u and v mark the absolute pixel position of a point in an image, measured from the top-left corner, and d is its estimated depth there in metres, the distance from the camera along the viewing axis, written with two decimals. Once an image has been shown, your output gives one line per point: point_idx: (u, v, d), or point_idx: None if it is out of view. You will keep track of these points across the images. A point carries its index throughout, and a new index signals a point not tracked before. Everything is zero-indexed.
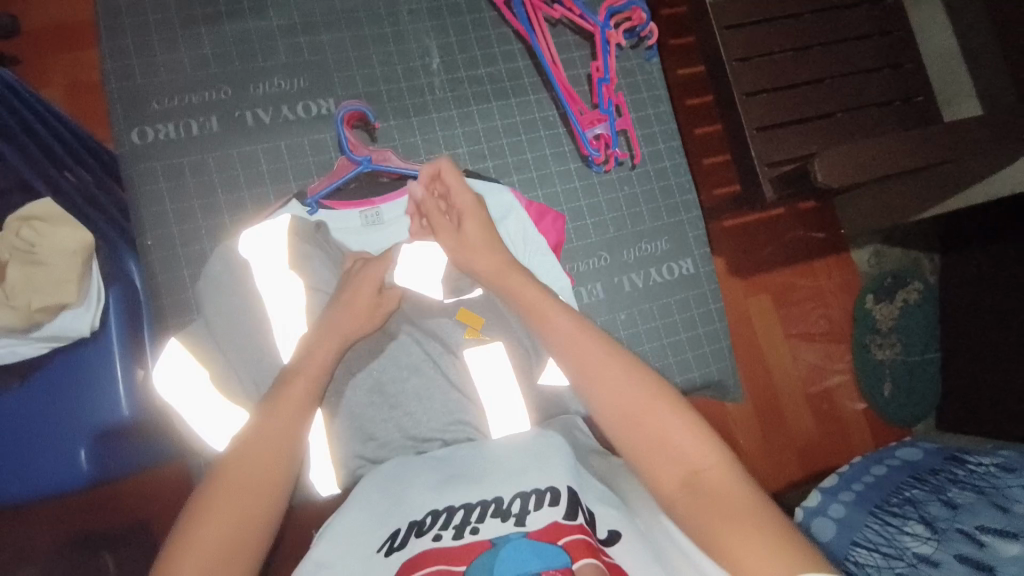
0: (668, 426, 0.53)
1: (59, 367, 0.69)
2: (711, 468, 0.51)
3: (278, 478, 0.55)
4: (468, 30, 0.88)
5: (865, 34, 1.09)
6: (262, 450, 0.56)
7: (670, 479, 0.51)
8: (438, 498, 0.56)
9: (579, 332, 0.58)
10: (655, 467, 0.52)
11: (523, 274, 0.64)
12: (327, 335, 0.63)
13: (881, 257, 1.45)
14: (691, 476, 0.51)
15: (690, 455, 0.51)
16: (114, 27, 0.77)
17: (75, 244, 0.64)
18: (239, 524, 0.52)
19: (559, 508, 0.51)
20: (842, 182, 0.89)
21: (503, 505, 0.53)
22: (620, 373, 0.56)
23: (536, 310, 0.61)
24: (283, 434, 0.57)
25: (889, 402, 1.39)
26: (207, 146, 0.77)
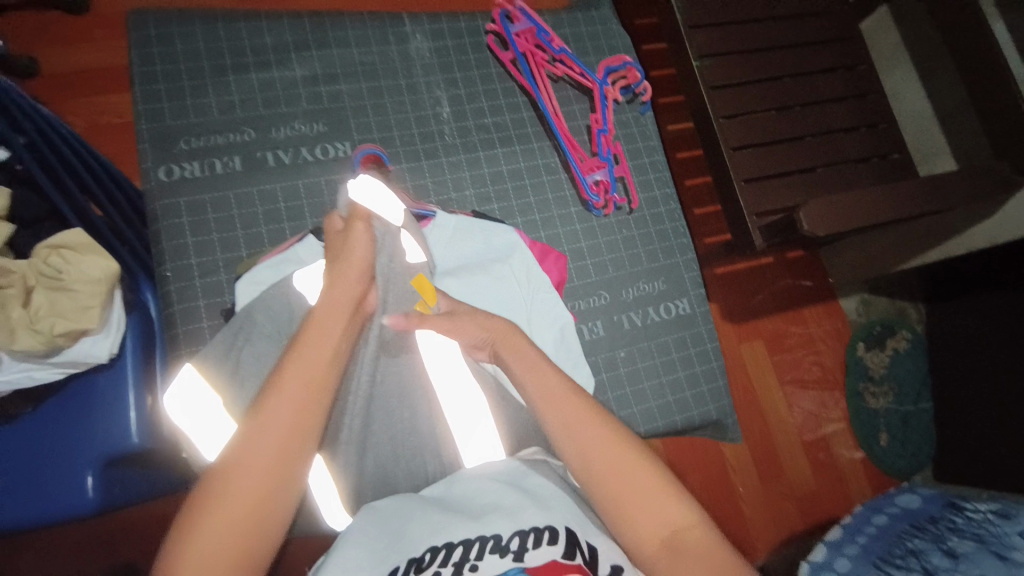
0: (648, 488, 0.54)
1: (73, 394, 0.70)
2: (692, 528, 0.53)
3: (285, 477, 0.53)
4: (476, 83, 0.95)
5: (843, 96, 1.18)
6: (265, 450, 0.52)
7: (652, 539, 0.52)
8: (437, 532, 0.52)
9: (572, 399, 0.59)
10: (638, 528, 0.53)
11: (524, 343, 0.65)
12: (321, 328, 0.60)
13: (868, 306, 1.50)
14: (672, 536, 0.52)
15: (670, 515, 0.53)
16: (147, 72, 0.83)
17: (102, 272, 0.66)
18: (249, 528, 0.50)
19: (558, 546, 0.50)
20: (827, 230, 0.94)
21: (502, 541, 0.50)
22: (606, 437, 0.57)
23: (532, 374, 0.61)
24: (289, 433, 0.54)
25: (885, 452, 1.40)
26: (227, 184, 0.81)
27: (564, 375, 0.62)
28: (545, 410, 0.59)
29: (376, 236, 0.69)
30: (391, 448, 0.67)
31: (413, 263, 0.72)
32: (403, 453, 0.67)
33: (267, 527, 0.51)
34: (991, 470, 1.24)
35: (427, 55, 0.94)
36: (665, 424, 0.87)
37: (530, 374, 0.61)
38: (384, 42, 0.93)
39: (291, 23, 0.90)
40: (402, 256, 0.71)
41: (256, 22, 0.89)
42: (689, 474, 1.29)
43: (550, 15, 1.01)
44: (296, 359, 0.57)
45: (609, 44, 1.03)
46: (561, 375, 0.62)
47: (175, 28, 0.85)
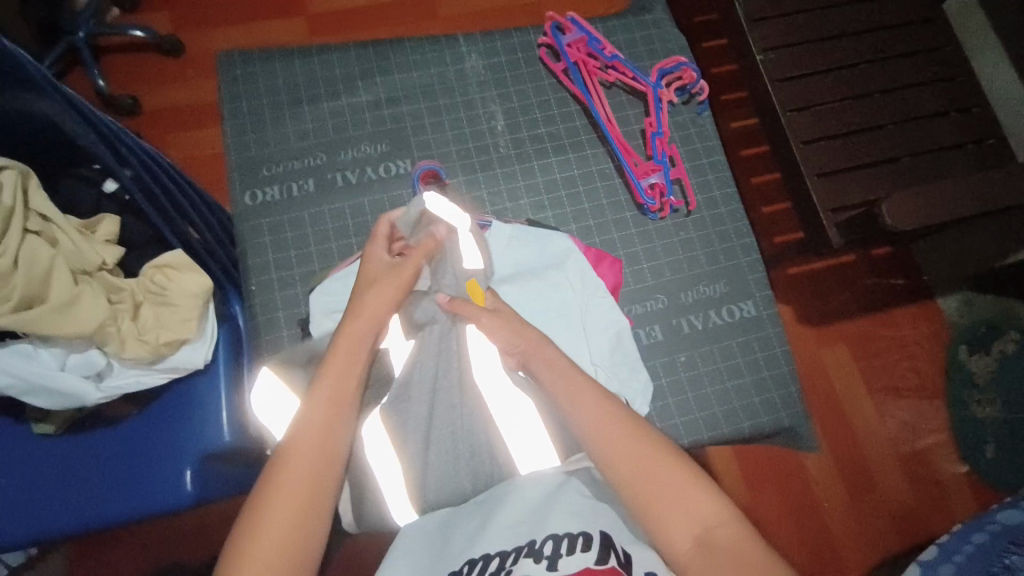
0: (679, 486, 0.53)
1: (174, 397, 0.79)
2: (725, 526, 0.51)
3: (320, 480, 0.56)
4: (530, 96, 0.97)
5: (928, 80, 1.09)
6: (302, 452, 0.57)
7: (684, 538, 0.50)
8: (473, 544, 0.53)
9: (593, 399, 0.59)
10: (671, 528, 0.51)
11: (552, 351, 0.66)
12: (342, 344, 0.64)
13: (971, 305, 1.35)
14: (705, 534, 0.50)
15: (703, 513, 0.51)
16: (235, 108, 0.92)
17: (197, 287, 0.75)
18: (291, 527, 0.53)
19: (591, 552, 0.49)
20: (915, 224, 0.86)
21: (535, 546, 0.50)
22: (634, 436, 0.56)
23: (561, 378, 0.62)
24: (320, 436, 0.58)
25: (993, 466, 1.26)
26: (302, 205, 0.88)
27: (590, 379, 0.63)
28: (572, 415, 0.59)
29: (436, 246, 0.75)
30: (451, 444, 0.68)
31: (470, 268, 0.76)
32: (461, 450, 0.68)
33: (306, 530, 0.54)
34: None
35: (482, 72, 0.98)
36: (730, 430, 0.84)
37: (556, 379, 0.62)
38: (441, 64, 0.98)
39: (358, 53, 0.97)
40: (459, 262, 0.75)
41: (327, 55, 0.96)
42: (762, 486, 1.23)
43: (602, 23, 1.02)
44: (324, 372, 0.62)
45: (664, 46, 1.02)
46: (587, 378, 0.62)
47: (258, 66, 0.94)
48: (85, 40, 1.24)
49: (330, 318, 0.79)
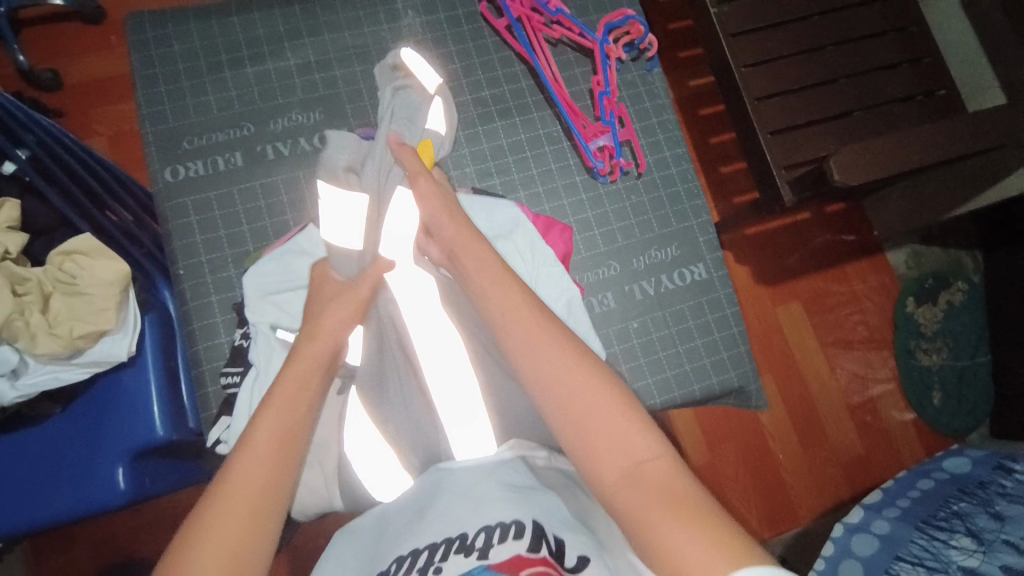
0: (608, 414, 0.49)
1: (100, 393, 0.75)
2: (655, 460, 0.48)
3: (268, 501, 0.48)
4: (472, 56, 0.92)
5: (880, 32, 1.08)
6: (250, 470, 0.49)
7: (611, 469, 0.48)
8: (403, 542, 0.51)
9: (526, 320, 0.54)
10: (597, 458, 0.48)
11: (484, 249, 0.60)
12: (296, 357, 0.57)
13: (920, 257, 1.40)
14: (632, 467, 0.48)
15: (632, 444, 0.48)
16: (149, 76, 0.84)
17: (113, 274, 0.70)
18: (234, 555, 0.45)
19: (523, 540, 0.46)
20: (861, 180, 0.86)
21: (467, 540, 0.48)
22: (565, 353, 0.52)
23: (496, 288, 0.56)
24: (271, 453, 0.50)
25: (939, 411, 1.31)
26: (230, 181, 0.82)
27: (528, 291, 0.57)
28: (504, 341, 0.54)
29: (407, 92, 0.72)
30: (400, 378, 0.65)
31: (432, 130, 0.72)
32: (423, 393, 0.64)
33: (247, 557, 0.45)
34: None
35: (420, 32, 0.92)
36: (682, 394, 0.84)
37: (484, 298, 0.57)
38: (375, 23, 0.91)
39: (283, 12, 0.89)
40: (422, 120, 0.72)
41: (248, 14, 0.88)
42: (722, 444, 1.26)
43: None
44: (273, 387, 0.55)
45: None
46: (524, 290, 0.57)
47: (171, 28, 0.86)
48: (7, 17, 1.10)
49: (266, 301, 0.74)
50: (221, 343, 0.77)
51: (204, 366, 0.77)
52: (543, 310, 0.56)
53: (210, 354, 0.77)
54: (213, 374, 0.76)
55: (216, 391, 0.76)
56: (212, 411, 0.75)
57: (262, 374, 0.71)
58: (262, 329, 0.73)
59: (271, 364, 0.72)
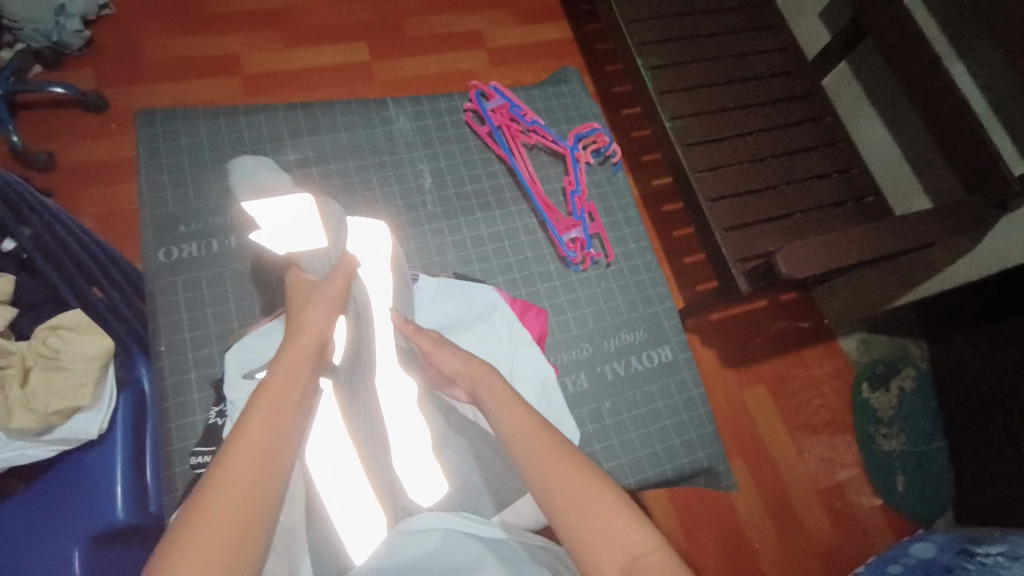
0: (605, 513, 0.53)
1: (61, 472, 0.73)
2: (653, 553, 0.50)
3: (254, 499, 0.50)
4: (456, 155, 1.02)
5: (814, 145, 1.24)
6: (236, 475, 0.50)
7: (611, 567, 0.50)
8: None
9: (536, 432, 0.59)
10: (598, 557, 0.51)
11: (500, 382, 0.66)
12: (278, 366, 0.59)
13: (869, 344, 1.48)
14: (632, 562, 0.50)
15: (629, 539, 0.51)
16: (154, 165, 0.90)
17: (98, 350, 0.72)
18: (216, 563, 0.45)
19: None
20: (806, 274, 0.95)
21: None
22: (560, 456, 0.57)
23: (504, 409, 0.62)
24: (256, 455, 0.52)
25: (905, 497, 1.34)
26: (221, 262, 0.86)
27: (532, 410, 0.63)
28: (514, 449, 0.59)
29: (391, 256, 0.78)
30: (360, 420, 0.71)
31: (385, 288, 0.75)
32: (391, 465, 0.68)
33: (242, 555, 0.47)
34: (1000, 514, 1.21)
35: (410, 134, 1.02)
36: (655, 474, 0.86)
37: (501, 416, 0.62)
38: (370, 125, 1.01)
39: (286, 114, 0.98)
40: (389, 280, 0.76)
41: (254, 114, 0.97)
42: (696, 530, 1.25)
43: (523, 92, 1.09)
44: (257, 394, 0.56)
45: (580, 113, 1.10)
46: (529, 408, 0.63)
47: (180, 124, 0.94)
48: (2, 96, 1.19)
49: (247, 378, 0.75)
50: (195, 422, 0.77)
51: (174, 446, 0.75)
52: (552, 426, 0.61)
53: (181, 433, 0.76)
54: (182, 454, 0.75)
55: (184, 471, 0.74)
56: (178, 493, 0.73)
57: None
58: (240, 406, 0.73)
59: None
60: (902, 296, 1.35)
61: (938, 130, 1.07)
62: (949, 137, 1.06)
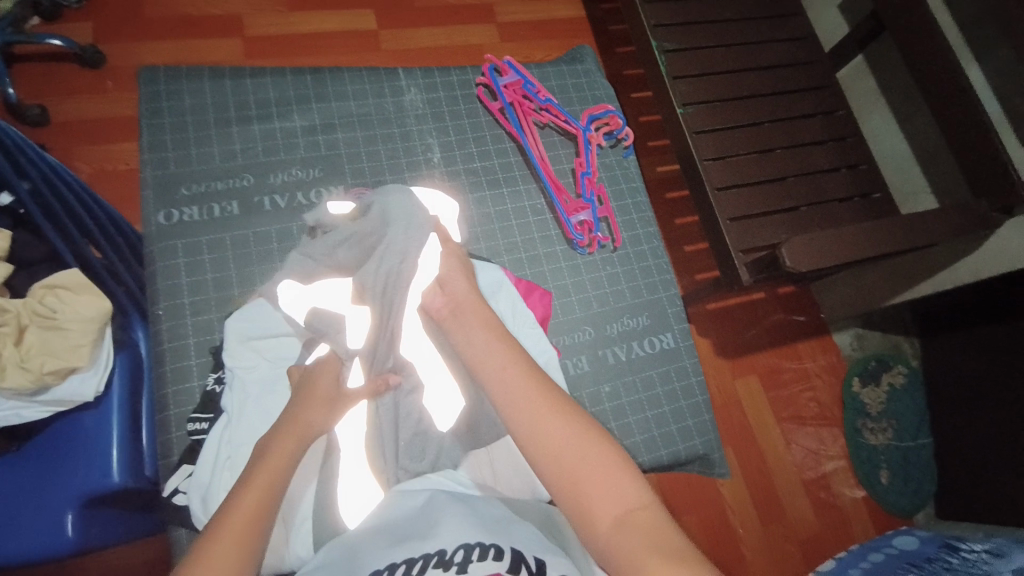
0: (597, 461, 0.51)
1: (56, 434, 0.72)
2: (644, 508, 0.49)
3: (250, 555, 0.52)
4: (466, 131, 1.00)
5: (823, 138, 1.22)
6: (225, 534, 0.52)
7: (602, 515, 0.48)
8: (394, 553, 0.50)
9: (524, 381, 0.56)
10: (587, 504, 0.49)
11: (489, 311, 0.63)
12: (286, 429, 0.61)
13: (862, 340, 1.50)
14: (623, 514, 0.48)
15: (619, 490, 0.49)
16: (155, 125, 0.87)
17: (94, 311, 0.70)
18: None
19: (503, 562, 0.48)
20: (810, 267, 0.94)
21: (445, 556, 0.48)
22: (549, 405, 0.54)
23: (488, 342, 0.59)
24: (253, 509, 0.54)
25: (887, 490, 1.37)
26: (223, 227, 0.84)
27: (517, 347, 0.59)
28: (496, 397, 0.56)
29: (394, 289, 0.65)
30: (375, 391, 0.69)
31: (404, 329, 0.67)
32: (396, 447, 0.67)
33: None
34: (981, 510, 1.23)
35: (420, 105, 0.99)
36: (651, 458, 0.87)
37: (482, 356, 0.58)
38: (379, 95, 0.98)
39: (293, 79, 0.96)
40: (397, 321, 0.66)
41: (260, 77, 0.95)
42: (684, 516, 1.27)
43: (537, 68, 1.07)
44: (263, 454, 0.59)
45: (594, 94, 1.08)
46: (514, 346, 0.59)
47: (184, 84, 0.91)
48: None
49: (247, 346, 0.74)
50: (192, 388, 0.76)
51: (170, 412, 0.75)
52: (537, 366, 0.58)
53: (179, 398, 0.75)
54: (179, 420, 0.74)
55: (180, 437, 0.74)
56: (173, 458, 0.73)
57: (233, 422, 0.70)
58: (238, 375, 0.73)
59: (245, 411, 0.71)
60: (920, 286, 1.29)
61: (950, 129, 1.06)
62: (960, 136, 1.05)
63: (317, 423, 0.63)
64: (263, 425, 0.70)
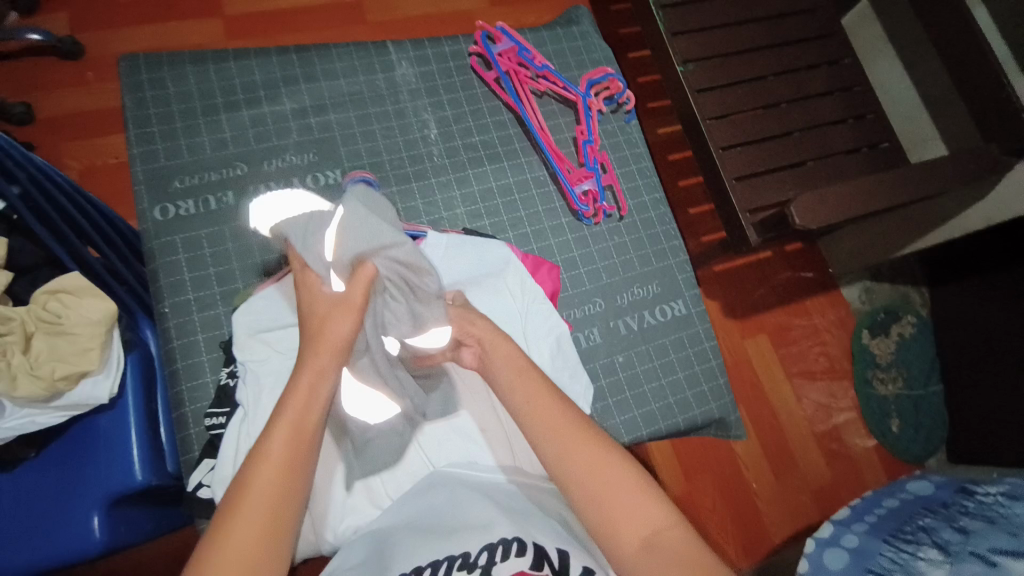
0: (624, 486, 0.53)
1: (75, 436, 0.73)
2: (671, 530, 0.51)
3: (281, 527, 0.52)
4: (462, 104, 0.96)
5: (829, 90, 1.18)
6: (252, 512, 0.51)
7: (630, 537, 0.50)
8: (422, 552, 0.53)
9: (552, 411, 0.57)
10: (618, 527, 0.51)
11: (512, 347, 0.63)
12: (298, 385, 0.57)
13: (871, 293, 1.49)
14: (651, 536, 0.50)
15: (648, 513, 0.51)
16: (142, 117, 0.84)
17: (99, 314, 0.70)
18: None
19: (526, 558, 0.50)
20: (820, 224, 0.92)
21: (470, 558, 0.51)
22: (572, 433, 0.56)
23: (518, 378, 0.60)
24: (279, 486, 0.53)
25: (898, 438, 1.38)
26: (221, 219, 0.83)
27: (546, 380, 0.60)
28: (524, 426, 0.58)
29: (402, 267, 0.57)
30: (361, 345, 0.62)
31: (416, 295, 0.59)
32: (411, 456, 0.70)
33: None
34: (992, 454, 1.25)
35: (412, 80, 0.96)
36: (667, 426, 0.87)
37: (511, 393, 0.59)
38: (370, 71, 0.95)
39: (279, 59, 0.92)
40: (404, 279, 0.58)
41: (245, 60, 0.91)
42: (699, 476, 1.29)
43: (531, 33, 1.03)
44: (276, 415, 0.56)
45: (591, 57, 1.04)
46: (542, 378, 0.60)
47: (167, 71, 0.87)
48: None
49: (256, 339, 0.74)
50: (206, 383, 0.76)
51: (187, 408, 0.75)
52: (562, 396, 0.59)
53: (193, 395, 0.75)
54: (197, 416, 0.75)
55: (199, 432, 0.74)
56: (194, 454, 0.73)
57: (250, 415, 0.70)
58: (250, 368, 0.72)
59: (260, 404, 0.70)
60: (933, 234, 1.26)
61: (960, 72, 1.02)
62: (971, 78, 1.01)
63: (343, 334, 0.57)
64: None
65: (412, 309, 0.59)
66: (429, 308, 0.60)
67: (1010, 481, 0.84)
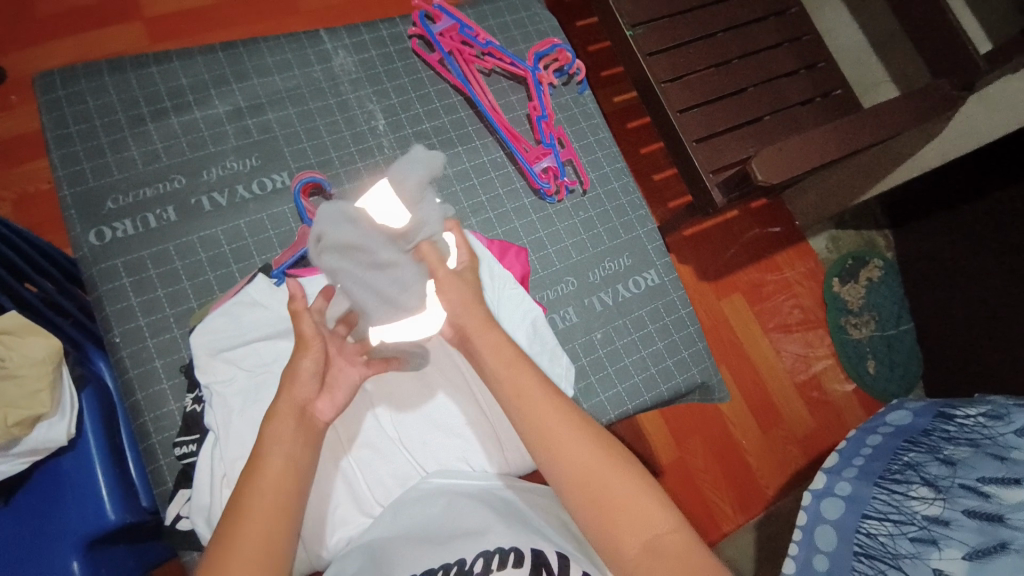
0: (624, 492, 0.50)
1: (37, 484, 0.69)
2: (676, 532, 0.50)
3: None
4: (407, 90, 0.92)
5: (778, 41, 1.17)
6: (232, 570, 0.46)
7: (632, 543, 0.49)
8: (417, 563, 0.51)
9: (551, 408, 0.54)
10: (621, 534, 0.49)
11: (503, 337, 0.58)
12: (283, 400, 0.54)
13: (837, 241, 1.51)
14: (654, 540, 0.49)
15: (652, 517, 0.50)
16: (64, 136, 0.78)
17: (45, 351, 0.66)
18: None
19: (523, 569, 0.49)
20: (782, 178, 0.91)
21: (465, 567, 0.50)
22: (569, 431, 0.53)
23: (509, 366, 0.56)
24: (263, 540, 0.48)
25: (875, 379, 1.42)
26: (165, 238, 0.78)
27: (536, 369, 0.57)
28: (519, 422, 0.55)
29: (351, 245, 0.49)
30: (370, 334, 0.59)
31: (381, 275, 0.50)
32: (399, 461, 0.68)
33: None
34: (966, 383, 1.29)
35: (353, 70, 0.91)
36: (651, 397, 0.87)
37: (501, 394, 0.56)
38: (306, 64, 0.90)
39: (206, 60, 0.87)
40: (361, 263, 0.50)
41: (169, 64, 0.85)
42: (688, 439, 1.30)
43: (471, 9, 0.99)
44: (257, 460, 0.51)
45: (537, 29, 1.01)
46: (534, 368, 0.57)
47: (84, 84, 0.81)
48: None
49: (218, 359, 0.70)
50: (171, 412, 0.72)
51: (153, 439, 0.71)
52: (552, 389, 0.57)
53: (158, 424, 0.71)
54: (165, 445, 0.71)
55: (170, 462, 0.71)
56: (168, 485, 0.70)
57: (221, 438, 0.66)
58: (215, 391, 0.69)
59: (230, 427, 0.67)
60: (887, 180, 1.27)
61: (908, 12, 1.03)
62: (917, 17, 1.02)
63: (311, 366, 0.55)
64: (252, 436, 0.67)
65: (380, 294, 0.51)
66: (390, 277, 0.50)
67: (989, 399, 0.83)
